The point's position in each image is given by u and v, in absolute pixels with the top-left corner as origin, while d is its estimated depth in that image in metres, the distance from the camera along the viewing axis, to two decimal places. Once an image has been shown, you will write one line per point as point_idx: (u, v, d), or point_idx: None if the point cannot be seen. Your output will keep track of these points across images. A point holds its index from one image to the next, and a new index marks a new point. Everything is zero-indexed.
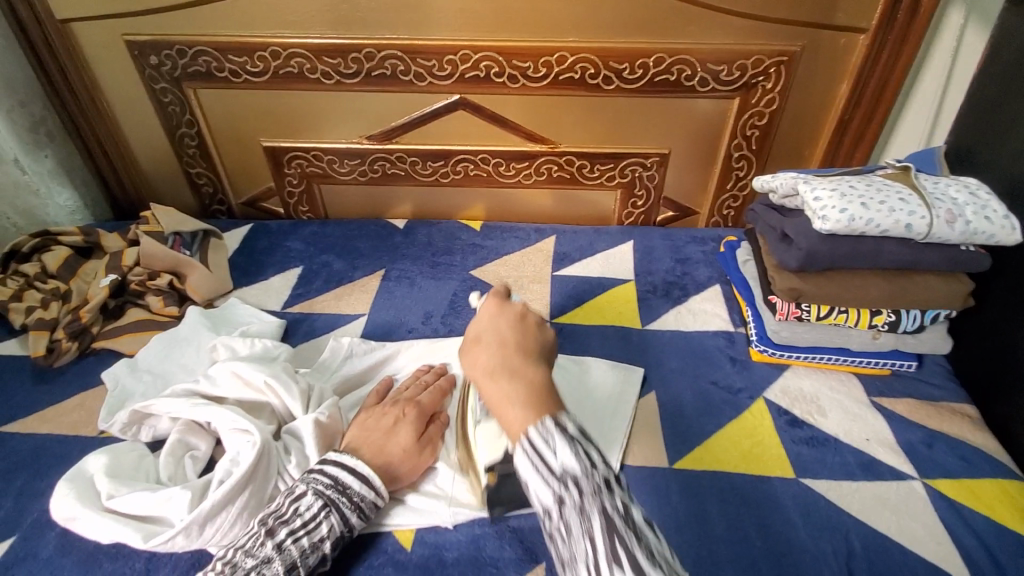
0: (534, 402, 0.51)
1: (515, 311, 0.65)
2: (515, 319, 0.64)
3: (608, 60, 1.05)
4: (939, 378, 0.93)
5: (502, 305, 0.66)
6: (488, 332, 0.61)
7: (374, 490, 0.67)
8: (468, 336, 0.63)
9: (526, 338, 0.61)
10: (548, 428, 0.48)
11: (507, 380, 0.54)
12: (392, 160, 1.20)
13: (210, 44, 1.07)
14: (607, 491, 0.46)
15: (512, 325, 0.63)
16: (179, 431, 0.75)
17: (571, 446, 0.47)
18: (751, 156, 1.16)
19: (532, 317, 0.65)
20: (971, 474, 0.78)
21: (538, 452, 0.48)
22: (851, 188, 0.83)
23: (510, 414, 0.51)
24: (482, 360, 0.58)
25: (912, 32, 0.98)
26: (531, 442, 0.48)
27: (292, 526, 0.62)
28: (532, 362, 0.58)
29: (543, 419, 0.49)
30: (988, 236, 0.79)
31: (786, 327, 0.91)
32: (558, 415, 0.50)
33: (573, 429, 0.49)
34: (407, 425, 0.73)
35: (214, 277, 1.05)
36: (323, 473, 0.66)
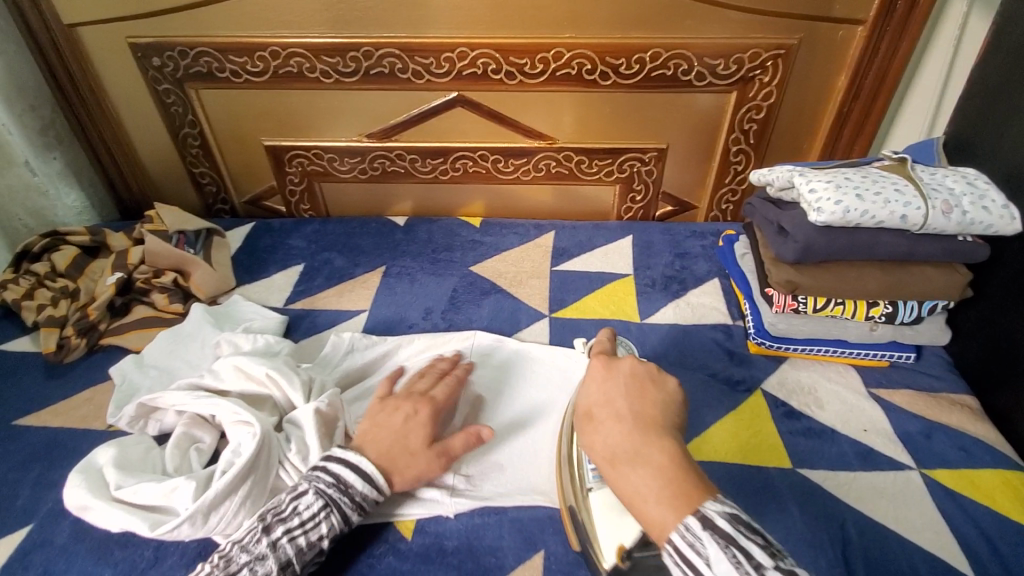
0: (672, 496, 0.50)
1: (625, 371, 0.61)
2: (626, 384, 0.60)
3: (605, 56, 1.05)
4: (938, 368, 0.93)
5: (609, 365, 0.62)
6: (601, 406, 0.58)
7: (375, 489, 0.66)
8: (578, 410, 0.60)
9: (643, 404, 0.58)
10: (694, 531, 0.48)
11: (633, 468, 0.52)
12: (392, 158, 1.21)
13: (211, 45, 1.08)
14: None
15: (624, 392, 0.59)
16: (184, 424, 0.77)
17: (728, 555, 0.46)
18: (750, 150, 1.16)
19: (644, 373, 0.61)
20: (969, 464, 0.78)
21: (689, 561, 0.47)
22: (846, 179, 0.83)
23: (654, 513, 0.50)
24: (599, 441, 0.56)
25: (911, 23, 0.98)
26: (677, 547, 0.48)
27: (288, 525, 0.62)
28: (656, 436, 0.54)
29: (686, 520, 0.48)
30: (985, 226, 0.79)
31: (783, 320, 0.92)
32: (704, 508, 0.49)
33: (725, 522, 0.48)
34: (420, 426, 0.71)
35: (217, 274, 1.07)
36: (327, 472, 0.66)
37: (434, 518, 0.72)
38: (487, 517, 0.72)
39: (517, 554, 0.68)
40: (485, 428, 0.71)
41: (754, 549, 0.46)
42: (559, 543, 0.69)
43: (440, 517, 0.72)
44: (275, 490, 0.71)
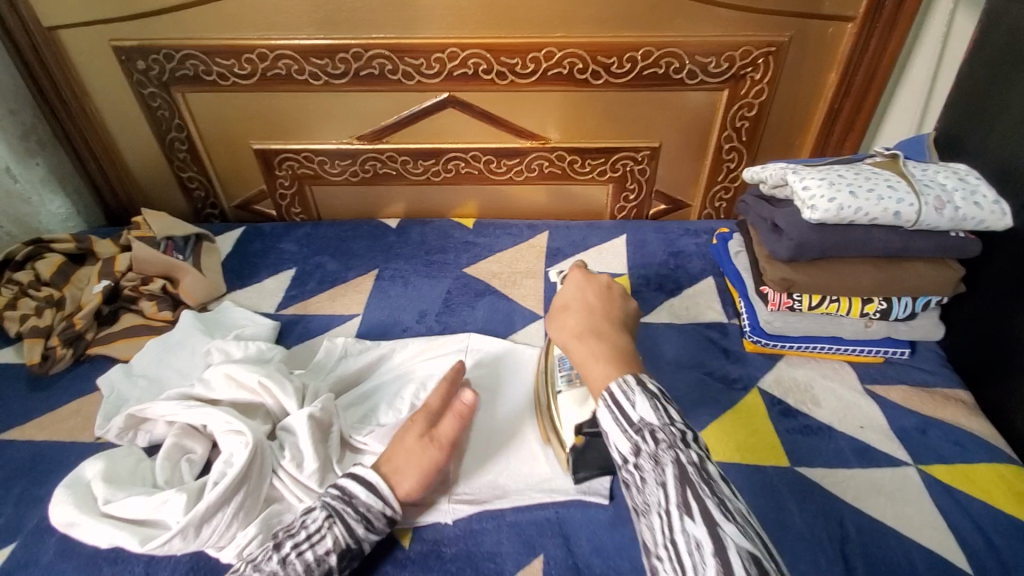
0: (619, 360, 0.63)
1: (601, 284, 0.78)
2: (601, 290, 0.77)
3: (596, 55, 1.05)
4: (933, 364, 0.93)
5: (589, 276, 0.80)
6: (575, 300, 0.75)
7: (380, 499, 0.65)
8: (556, 306, 0.77)
9: (608, 306, 0.74)
10: (630, 384, 0.57)
11: (590, 339, 0.67)
12: (383, 160, 1.20)
13: (197, 47, 1.07)
14: (681, 441, 0.52)
15: (595, 294, 0.75)
16: (175, 434, 0.75)
17: (650, 402, 0.55)
18: (742, 148, 1.16)
19: (617, 289, 0.78)
20: (965, 458, 0.79)
21: (619, 406, 0.56)
22: (839, 176, 0.83)
23: (598, 369, 0.63)
24: (569, 321, 0.72)
25: (899, 20, 0.99)
26: (612, 395, 0.57)
27: (295, 539, 0.61)
28: (616, 329, 0.70)
29: (625, 376, 0.59)
30: (977, 222, 0.80)
31: (778, 318, 0.91)
32: (641, 377, 0.59)
33: (654, 390, 0.57)
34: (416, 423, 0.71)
35: (207, 280, 1.06)
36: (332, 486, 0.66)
37: (433, 525, 0.71)
38: (485, 522, 0.71)
39: (517, 560, 0.67)
40: (468, 395, 0.73)
41: (675, 412, 0.54)
42: (557, 546, 0.69)
43: (439, 522, 0.71)
44: (268, 499, 0.70)
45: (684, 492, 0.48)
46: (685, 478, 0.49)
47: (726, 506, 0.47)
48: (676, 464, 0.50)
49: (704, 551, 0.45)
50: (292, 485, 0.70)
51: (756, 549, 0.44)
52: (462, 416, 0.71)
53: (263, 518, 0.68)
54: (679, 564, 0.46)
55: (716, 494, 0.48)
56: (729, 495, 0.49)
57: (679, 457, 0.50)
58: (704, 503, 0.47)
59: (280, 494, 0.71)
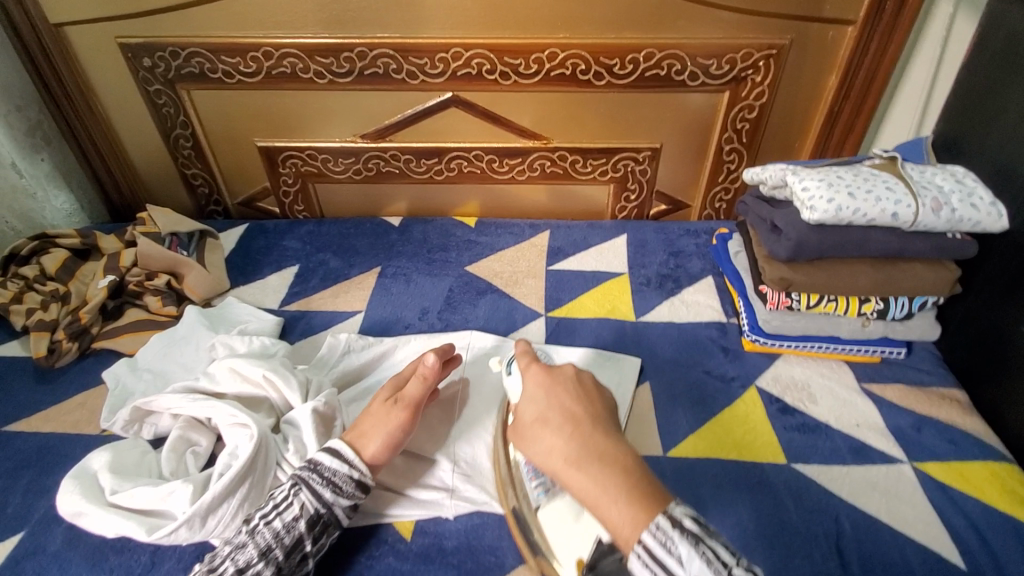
0: (636, 497, 0.53)
1: (567, 377, 0.67)
2: (572, 388, 0.65)
3: (598, 56, 1.06)
4: (928, 363, 0.94)
5: (551, 371, 0.68)
6: (551, 409, 0.62)
7: (345, 463, 0.66)
8: (526, 421, 0.63)
9: (591, 405, 0.63)
10: (664, 531, 0.50)
11: (593, 467, 0.56)
12: (386, 158, 1.20)
13: (204, 46, 1.08)
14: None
15: (571, 392, 0.64)
16: (180, 427, 0.76)
17: (699, 555, 0.49)
18: (742, 149, 1.17)
19: (588, 379, 0.67)
20: (959, 456, 0.80)
21: (662, 564, 0.49)
22: (838, 178, 0.84)
23: (615, 514, 0.53)
24: (556, 443, 0.58)
25: (899, 23, 1.00)
26: (649, 550, 0.50)
27: (264, 510, 0.63)
28: (608, 437, 0.59)
29: (656, 520, 0.51)
30: (974, 223, 0.80)
31: (777, 316, 0.92)
32: (671, 511, 0.52)
33: (693, 525, 0.51)
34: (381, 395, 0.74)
35: (211, 276, 1.07)
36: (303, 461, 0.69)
37: (433, 519, 0.72)
38: (486, 518, 0.72)
39: (517, 552, 0.68)
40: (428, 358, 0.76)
41: (721, 547, 0.50)
42: None
43: (438, 518, 0.72)
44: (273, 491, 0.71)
45: None
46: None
47: None
48: None
49: None
50: None
51: None
52: (425, 379, 0.73)
53: None
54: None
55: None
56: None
57: None
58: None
59: None
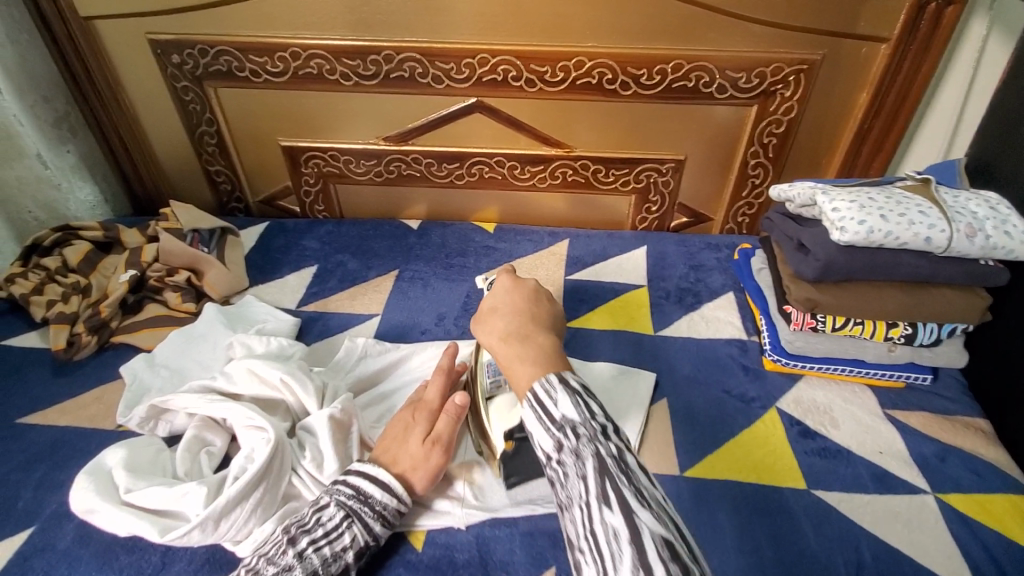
0: (544, 362, 0.59)
1: (529, 286, 0.77)
2: (527, 292, 0.76)
3: (626, 66, 1.05)
4: (955, 392, 0.92)
5: (516, 281, 0.78)
6: (503, 302, 0.73)
7: (396, 498, 0.66)
8: (484, 308, 0.73)
9: (536, 309, 0.72)
10: (552, 383, 0.55)
11: (521, 341, 0.63)
12: (408, 161, 1.20)
13: (232, 44, 1.08)
14: (602, 433, 0.50)
15: (528, 297, 0.74)
16: (195, 427, 0.76)
17: (572, 399, 0.53)
18: (768, 164, 1.15)
19: (541, 293, 0.77)
20: (984, 489, 0.78)
21: (540, 403, 0.53)
22: (870, 199, 0.82)
23: (522, 371, 0.59)
24: (498, 324, 0.68)
25: (933, 44, 0.98)
26: (537, 395, 0.54)
27: (313, 536, 0.62)
28: (542, 330, 0.66)
29: (548, 376, 0.56)
30: (1009, 251, 0.78)
31: (800, 337, 0.90)
32: (564, 375, 0.56)
33: (578, 387, 0.55)
34: (417, 427, 0.70)
35: (230, 273, 1.07)
36: (346, 484, 0.66)
37: (444, 529, 0.71)
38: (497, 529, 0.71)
39: (529, 566, 0.68)
40: (460, 395, 0.71)
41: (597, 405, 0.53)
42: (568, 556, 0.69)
43: (450, 527, 0.71)
44: (286, 497, 0.71)
45: (603, 484, 0.47)
46: (605, 470, 0.47)
47: (645, 497, 0.46)
48: (595, 456, 0.48)
49: (621, 539, 0.44)
50: (310, 484, 0.71)
51: (670, 534, 0.44)
52: (459, 417, 0.71)
53: (281, 514, 0.68)
54: (600, 556, 0.44)
55: (635, 484, 0.47)
56: (646, 484, 0.48)
57: (598, 450, 0.49)
58: (621, 492, 0.46)
59: (298, 491, 0.71)
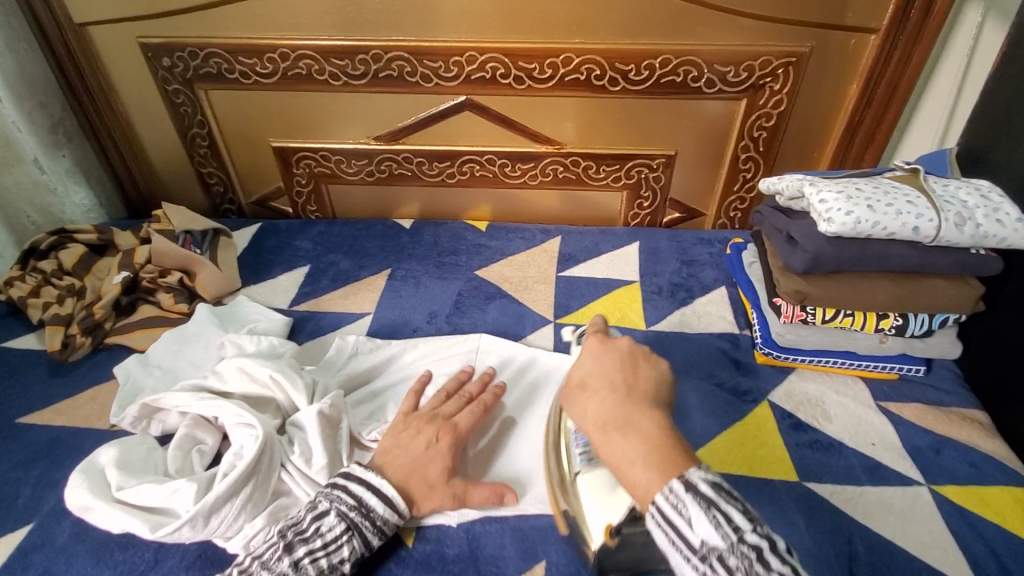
0: (656, 461, 0.52)
1: (621, 348, 0.66)
2: (622, 360, 0.64)
3: (613, 61, 1.05)
4: (947, 382, 0.91)
5: (605, 342, 0.67)
6: (595, 376, 0.62)
7: (396, 512, 0.66)
8: (571, 379, 0.64)
9: (633, 377, 0.61)
10: (678, 494, 0.49)
11: (622, 434, 0.55)
12: (399, 160, 1.20)
13: (222, 46, 1.09)
14: (756, 559, 0.46)
15: (617, 365, 0.63)
16: (187, 425, 0.76)
17: (710, 519, 0.48)
18: (759, 157, 1.15)
19: (636, 351, 0.65)
20: (979, 480, 0.77)
21: (673, 524, 0.49)
22: (857, 190, 0.82)
23: (635, 477, 0.52)
24: (592, 407, 0.59)
25: (924, 34, 0.97)
26: (661, 512, 0.50)
27: (311, 546, 0.62)
28: (646, 407, 0.58)
29: (670, 483, 0.50)
30: (999, 239, 0.78)
31: (791, 330, 0.90)
32: (688, 475, 0.51)
33: (708, 488, 0.49)
34: (439, 455, 0.71)
35: (223, 274, 1.07)
36: (348, 492, 0.66)
37: (437, 525, 0.71)
38: (488, 526, 0.71)
39: (518, 563, 0.68)
40: (510, 493, 0.71)
41: (734, 514, 0.48)
42: (560, 553, 0.68)
43: (442, 524, 0.71)
44: (276, 493, 0.71)
45: None
46: None
47: None
48: None
49: None
50: (299, 480, 0.71)
51: None
52: (494, 498, 0.70)
53: (271, 510, 0.69)
54: None
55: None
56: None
57: None
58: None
59: (288, 488, 0.72)
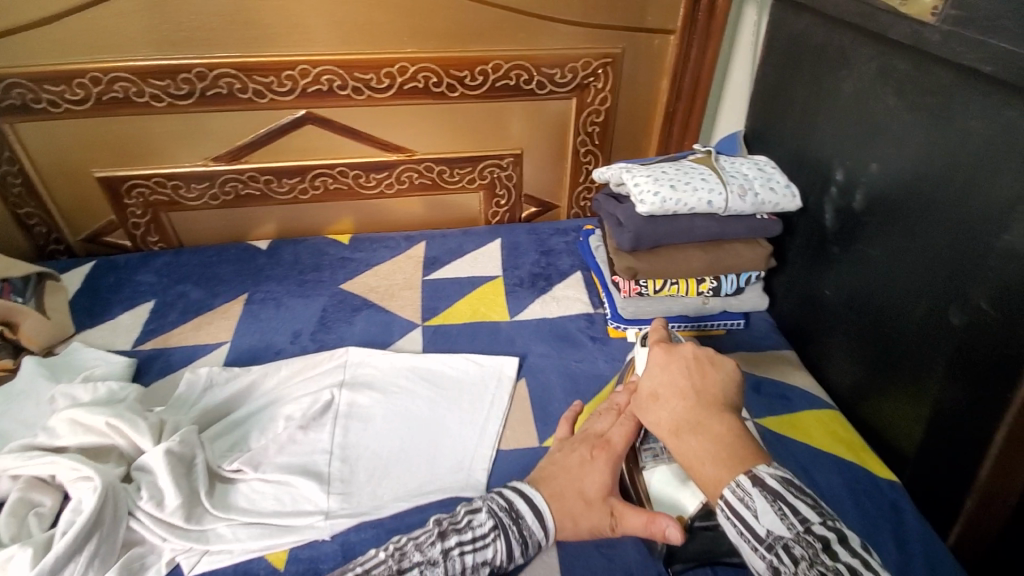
0: (725, 459, 0.53)
1: (686, 353, 0.62)
2: (689, 364, 0.61)
3: (448, 69, 1.09)
4: (764, 330, 1.05)
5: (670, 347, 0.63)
6: (666, 384, 0.60)
7: (543, 529, 0.63)
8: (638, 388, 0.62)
9: (704, 382, 0.59)
10: (745, 487, 0.50)
11: (694, 436, 0.55)
12: (244, 180, 1.16)
13: (22, 76, 0.99)
14: (821, 548, 0.47)
15: (686, 373, 0.60)
16: (19, 489, 0.69)
17: (773, 508, 0.49)
18: (596, 150, 1.25)
19: (704, 354, 0.62)
20: (790, 409, 0.89)
21: (739, 515, 0.50)
22: (663, 173, 0.94)
23: (704, 474, 0.53)
24: (664, 415, 0.58)
25: (712, 30, 1.12)
26: (729, 503, 0.51)
27: (462, 537, 0.61)
28: (719, 412, 0.57)
29: (738, 478, 0.51)
30: (775, 205, 0.92)
31: (631, 303, 0.98)
32: (757, 470, 0.51)
33: (775, 481, 0.50)
34: (599, 466, 0.64)
35: (52, 321, 0.98)
36: (502, 495, 0.65)
37: (307, 544, 0.69)
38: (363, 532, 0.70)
39: None
40: (673, 529, 0.55)
41: (803, 507, 0.49)
42: None
43: (314, 541, 0.70)
44: (129, 543, 0.68)
45: None
46: None
47: None
48: None
49: None
50: (151, 525, 0.68)
51: None
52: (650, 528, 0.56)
53: (123, 563, 0.65)
54: None
55: None
56: None
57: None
58: None
59: (141, 536, 0.68)
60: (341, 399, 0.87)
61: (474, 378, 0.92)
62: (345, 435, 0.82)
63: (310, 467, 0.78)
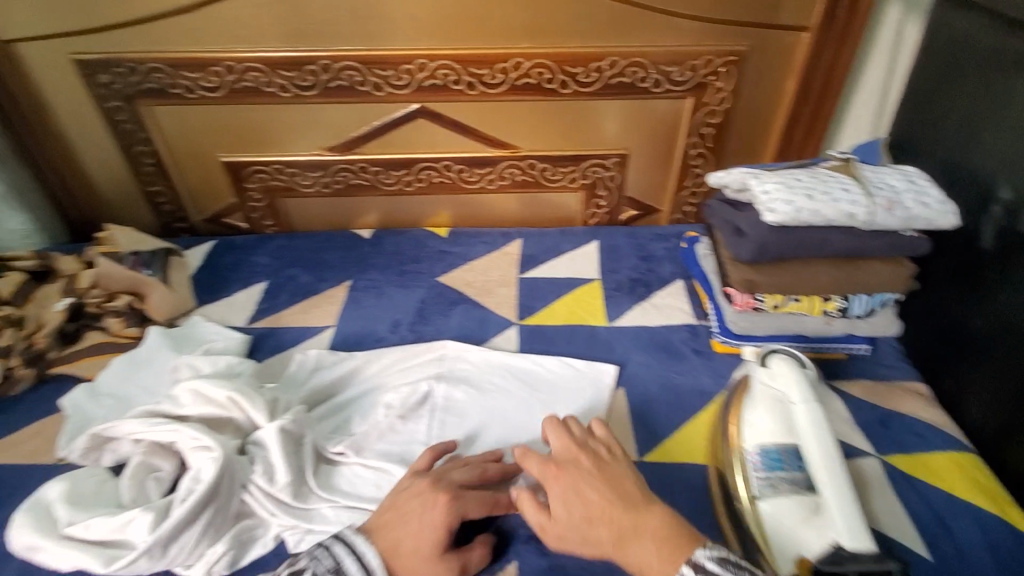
0: (667, 540, 0.54)
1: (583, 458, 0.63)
2: (592, 466, 0.62)
3: (562, 65, 1.07)
4: (892, 357, 0.95)
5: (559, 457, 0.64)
6: (572, 493, 0.60)
7: None
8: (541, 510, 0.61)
9: (613, 482, 0.60)
10: None
11: (634, 540, 0.55)
12: (355, 170, 1.19)
13: (162, 61, 1.06)
14: None
15: (588, 476, 0.61)
16: (143, 453, 0.73)
17: None
18: (708, 152, 1.19)
19: (601, 456, 0.64)
20: (925, 448, 0.80)
21: None
22: (796, 180, 0.87)
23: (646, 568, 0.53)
24: (577, 529, 0.58)
25: (852, 28, 1.03)
26: None
27: None
28: (639, 508, 0.58)
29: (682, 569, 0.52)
30: (927, 220, 0.83)
31: (743, 318, 0.93)
32: (694, 555, 0.52)
33: (714, 563, 0.51)
34: (438, 516, 0.61)
35: (176, 294, 1.04)
36: (330, 551, 0.59)
37: None
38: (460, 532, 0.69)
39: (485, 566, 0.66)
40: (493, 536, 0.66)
41: None
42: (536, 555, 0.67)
43: None
44: (240, 514, 0.71)
45: None
46: None
47: None
48: None
49: None
50: (262, 500, 0.70)
51: None
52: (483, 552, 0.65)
53: (233, 535, 0.68)
54: None
55: None
56: None
57: None
58: None
59: (251, 509, 0.71)
60: (442, 392, 0.87)
61: (573, 382, 0.89)
62: (443, 428, 0.82)
63: (407, 457, 0.78)
